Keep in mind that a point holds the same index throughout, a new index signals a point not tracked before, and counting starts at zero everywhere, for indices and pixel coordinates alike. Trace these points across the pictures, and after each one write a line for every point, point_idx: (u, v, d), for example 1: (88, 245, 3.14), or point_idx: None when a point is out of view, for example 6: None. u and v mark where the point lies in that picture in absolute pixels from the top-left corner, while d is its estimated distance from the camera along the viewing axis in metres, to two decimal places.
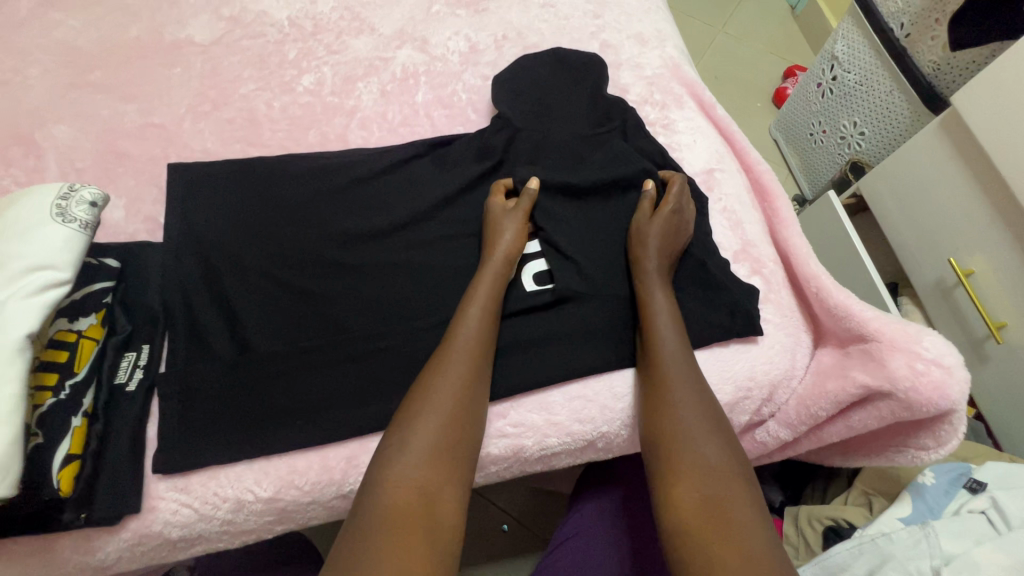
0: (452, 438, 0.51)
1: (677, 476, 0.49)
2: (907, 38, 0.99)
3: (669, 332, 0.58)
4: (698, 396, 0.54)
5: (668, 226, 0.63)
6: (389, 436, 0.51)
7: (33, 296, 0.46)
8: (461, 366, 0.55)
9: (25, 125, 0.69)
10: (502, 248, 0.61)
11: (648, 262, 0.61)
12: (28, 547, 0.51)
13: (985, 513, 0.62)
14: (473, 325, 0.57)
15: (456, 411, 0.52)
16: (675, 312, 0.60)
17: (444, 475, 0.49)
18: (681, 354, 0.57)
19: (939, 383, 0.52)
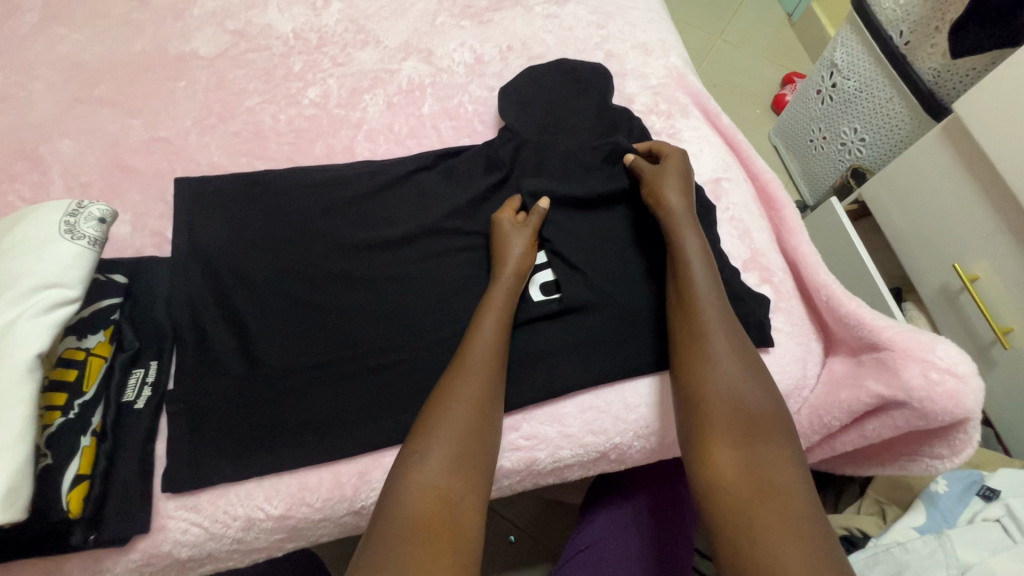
0: (472, 446, 0.51)
1: (713, 429, 0.49)
2: (907, 45, 1.00)
3: (710, 298, 0.57)
4: (736, 350, 0.54)
5: (681, 172, 0.65)
6: (410, 446, 0.51)
7: (41, 316, 0.45)
8: (483, 354, 0.56)
9: (30, 141, 0.69)
10: (513, 262, 0.61)
11: (672, 209, 0.62)
12: (34, 569, 0.50)
13: (1000, 521, 0.61)
14: (489, 334, 0.57)
15: (476, 421, 0.52)
16: (709, 266, 0.59)
17: (463, 485, 0.49)
18: (719, 321, 0.55)
19: (954, 392, 0.52)
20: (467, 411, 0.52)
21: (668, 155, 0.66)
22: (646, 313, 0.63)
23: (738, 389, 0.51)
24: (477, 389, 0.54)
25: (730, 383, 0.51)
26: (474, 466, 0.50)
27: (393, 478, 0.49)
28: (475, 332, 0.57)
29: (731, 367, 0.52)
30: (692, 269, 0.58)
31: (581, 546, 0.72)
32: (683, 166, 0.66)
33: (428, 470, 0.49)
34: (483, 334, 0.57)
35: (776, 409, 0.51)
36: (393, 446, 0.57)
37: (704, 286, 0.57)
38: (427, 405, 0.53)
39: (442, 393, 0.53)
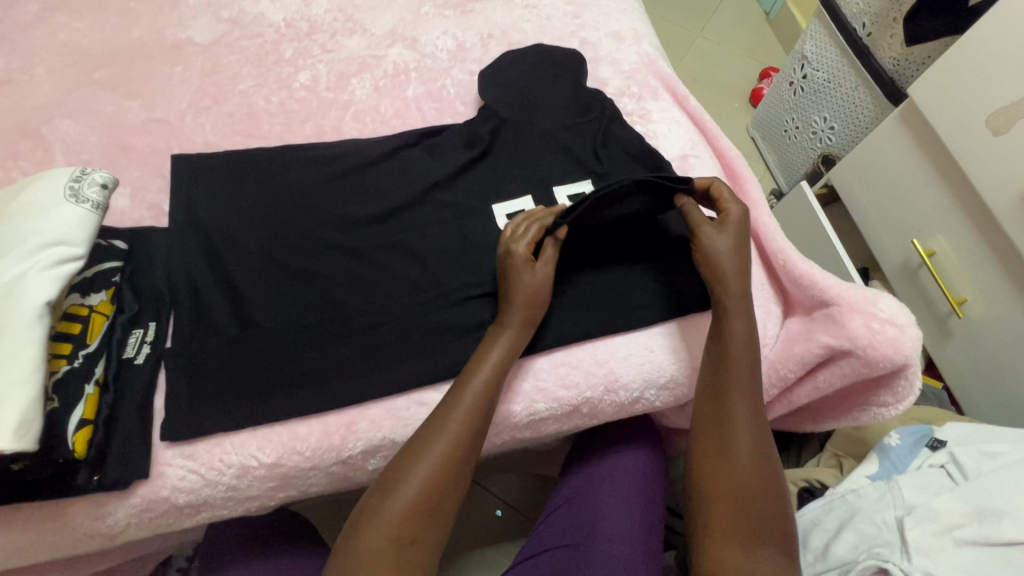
0: (446, 477, 0.53)
1: (718, 522, 0.53)
2: (869, 37, 1.05)
3: (741, 384, 0.58)
4: (755, 445, 0.56)
5: (735, 238, 0.62)
6: (386, 478, 0.52)
7: (49, 269, 0.49)
8: (471, 397, 0.56)
9: (32, 121, 0.73)
10: (524, 295, 0.60)
11: (730, 288, 0.61)
12: (42, 512, 0.54)
13: (945, 467, 0.66)
14: (491, 365, 0.58)
15: (453, 447, 0.53)
16: (751, 353, 0.59)
17: (429, 515, 0.51)
18: (748, 407, 0.57)
19: (893, 340, 0.57)
20: (445, 442, 0.53)
21: (728, 220, 0.63)
22: (616, 278, 0.68)
23: (751, 488, 0.54)
24: (463, 415, 0.55)
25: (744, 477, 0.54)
26: (448, 491, 0.53)
27: (360, 512, 0.51)
28: (479, 367, 0.57)
29: (747, 464, 0.55)
30: (733, 351, 0.59)
31: (558, 503, 0.76)
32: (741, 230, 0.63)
33: (385, 512, 0.50)
34: (488, 362, 0.58)
35: (779, 503, 0.55)
36: (378, 399, 0.61)
37: (741, 375, 0.58)
38: (412, 435, 0.55)
39: (431, 425, 0.55)
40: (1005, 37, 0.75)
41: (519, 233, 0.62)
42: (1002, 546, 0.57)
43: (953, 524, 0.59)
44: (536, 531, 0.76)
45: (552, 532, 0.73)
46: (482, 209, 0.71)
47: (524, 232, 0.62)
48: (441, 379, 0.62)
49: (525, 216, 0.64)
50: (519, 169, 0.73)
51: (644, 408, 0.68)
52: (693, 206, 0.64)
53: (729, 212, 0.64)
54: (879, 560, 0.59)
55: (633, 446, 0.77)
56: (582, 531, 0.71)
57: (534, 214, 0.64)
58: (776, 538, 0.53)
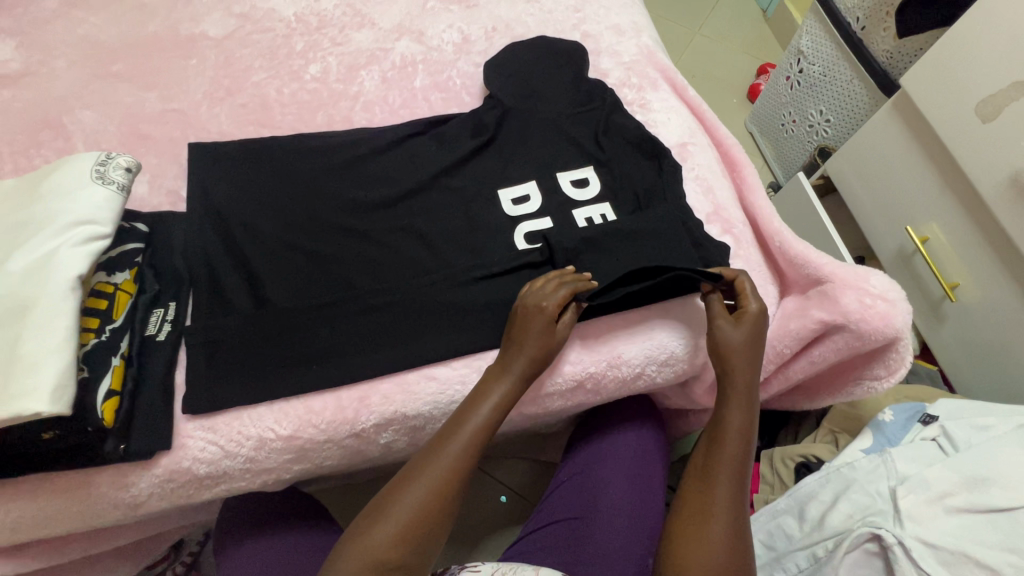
0: (428, 515, 0.52)
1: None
2: (863, 30, 1.08)
3: (734, 429, 0.59)
4: (735, 512, 0.55)
5: (751, 331, 0.62)
6: (377, 504, 0.53)
7: (78, 246, 0.51)
8: (456, 448, 0.55)
9: (54, 111, 0.75)
10: (532, 352, 0.60)
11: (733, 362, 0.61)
12: (69, 481, 0.57)
13: (936, 439, 0.69)
14: (484, 421, 0.57)
15: (438, 488, 0.53)
16: (748, 423, 0.60)
17: (412, 551, 0.50)
18: (737, 454, 0.58)
19: (884, 313, 0.60)
20: (429, 482, 0.53)
21: (746, 314, 0.62)
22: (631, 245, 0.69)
23: (725, 553, 0.53)
24: (449, 461, 0.54)
25: (719, 539, 0.53)
26: (430, 529, 0.52)
27: (351, 534, 0.52)
28: (472, 421, 0.57)
29: (724, 528, 0.54)
30: (728, 418, 0.60)
31: (559, 483, 0.79)
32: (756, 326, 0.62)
33: (377, 533, 0.50)
34: (480, 415, 0.57)
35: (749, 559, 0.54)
36: (390, 374, 0.63)
37: (733, 442, 0.58)
38: (400, 469, 0.55)
39: (418, 462, 0.54)
40: (991, 28, 0.78)
41: (551, 293, 0.62)
42: (990, 512, 0.59)
43: (945, 493, 0.61)
44: (540, 506, 0.78)
45: (551, 511, 0.76)
46: (488, 193, 0.73)
47: (553, 292, 0.62)
48: (451, 353, 0.64)
49: (554, 277, 0.64)
50: (524, 156, 0.76)
51: (644, 385, 0.70)
52: (716, 299, 0.65)
53: (752, 305, 0.63)
54: (873, 527, 0.61)
55: (636, 423, 0.80)
56: (577, 516, 0.73)
57: (563, 278, 0.64)
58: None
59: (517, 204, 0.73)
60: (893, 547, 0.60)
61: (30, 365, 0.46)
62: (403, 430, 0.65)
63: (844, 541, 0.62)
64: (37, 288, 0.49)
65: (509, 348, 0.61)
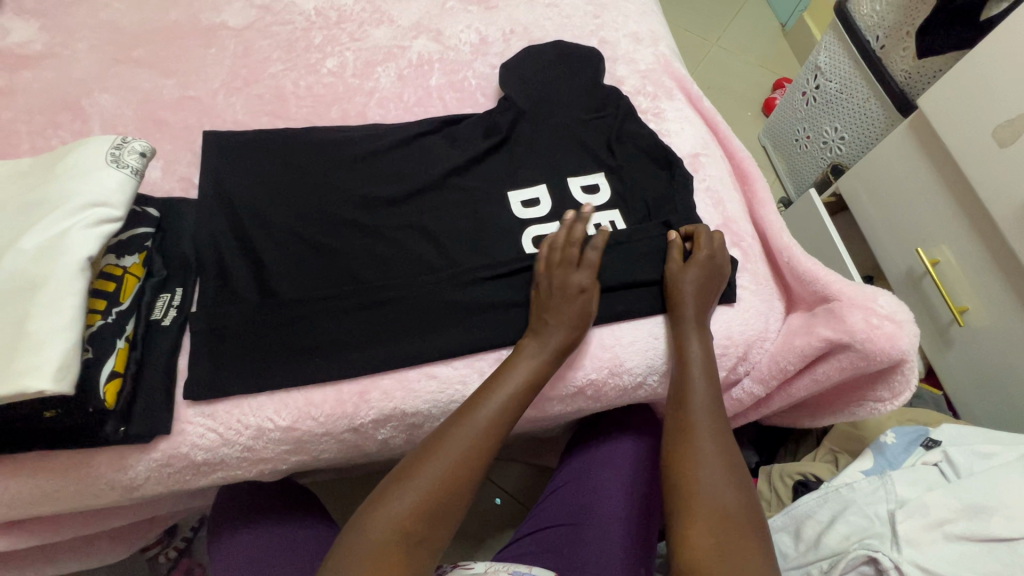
0: (450, 489, 0.51)
1: (694, 517, 0.51)
2: (882, 49, 1.08)
3: (700, 380, 0.60)
4: (723, 457, 0.55)
5: (704, 272, 0.65)
6: (404, 469, 0.52)
7: (91, 229, 0.52)
8: (475, 418, 0.55)
9: (73, 94, 0.77)
10: (558, 326, 0.62)
11: (684, 303, 0.64)
12: (66, 460, 0.57)
13: (938, 465, 0.68)
14: (507, 391, 0.58)
15: (460, 462, 0.53)
16: (711, 373, 0.61)
17: (435, 520, 0.50)
18: (709, 401, 0.59)
19: (891, 335, 0.60)
20: (456, 449, 0.53)
21: (695, 258, 0.66)
22: (648, 254, 0.70)
23: (721, 482, 0.53)
24: (480, 424, 0.55)
25: (714, 473, 0.53)
26: (452, 502, 0.52)
27: (372, 501, 0.50)
28: (486, 395, 0.57)
29: (713, 464, 0.54)
30: (689, 371, 0.61)
31: (558, 486, 0.79)
32: (703, 257, 0.66)
33: (400, 502, 0.49)
34: (497, 390, 0.58)
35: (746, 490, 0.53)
36: (389, 370, 0.63)
37: (702, 397, 0.59)
38: (423, 439, 0.55)
39: (444, 429, 0.55)
40: (1011, 50, 0.77)
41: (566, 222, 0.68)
42: (989, 542, 0.58)
43: (944, 520, 0.61)
44: (534, 509, 0.78)
45: (552, 514, 0.75)
46: (497, 195, 0.73)
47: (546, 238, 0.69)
48: (453, 353, 0.64)
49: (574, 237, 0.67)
50: (536, 159, 0.75)
51: (645, 394, 0.70)
52: (676, 244, 0.68)
53: (703, 242, 0.67)
54: (869, 550, 0.60)
55: (645, 433, 0.79)
56: (577, 520, 0.72)
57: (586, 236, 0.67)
58: (757, 540, 0.49)
59: (526, 207, 0.73)
60: (890, 571, 0.59)
61: (33, 345, 0.46)
62: (401, 427, 0.65)
63: (838, 562, 0.62)
64: (49, 268, 0.49)
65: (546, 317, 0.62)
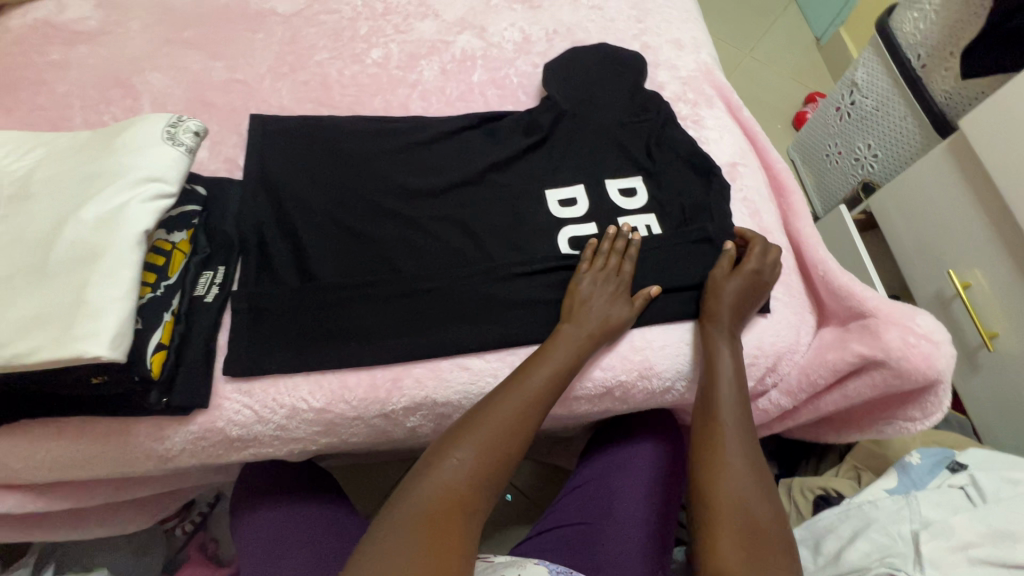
0: (496, 460, 0.52)
1: (721, 527, 0.51)
2: (923, 68, 1.06)
3: (728, 391, 0.60)
4: (753, 470, 0.55)
5: (748, 285, 0.65)
6: (444, 442, 0.52)
7: (147, 203, 0.53)
8: (516, 400, 0.56)
9: (126, 71, 0.79)
10: (587, 325, 0.63)
11: (721, 311, 0.64)
12: (107, 427, 0.59)
13: (964, 488, 0.68)
14: (541, 378, 0.58)
15: (502, 443, 0.53)
16: (740, 382, 0.61)
17: (482, 490, 0.50)
18: (737, 410, 0.59)
19: (927, 354, 0.60)
20: (496, 427, 0.53)
21: (743, 269, 0.66)
22: (683, 260, 0.70)
23: (749, 493, 0.53)
24: (518, 405, 0.55)
25: (743, 482, 0.54)
26: (496, 474, 0.51)
27: (417, 470, 0.50)
28: (523, 380, 0.58)
29: (741, 474, 0.54)
30: (718, 380, 0.61)
31: (575, 486, 0.79)
32: (751, 267, 0.66)
33: (445, 472, 0.49)
34: (536, 378, 0.58)
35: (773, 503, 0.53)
36: (422, 359, 0.64)
37: (730, 408, 0.59)
38: (462, 415, 0.55)
39: (483, 407, 0.55)
40: None
41: (611, 233, 0.69)
42: (1012, 568, 0.58)
43: (969, 543, 0.60)
44: (553, 506, 0.78)
45: (571, 513, 0.75)
46: (535, 193, 0.74)
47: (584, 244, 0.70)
48: (486, 346, 0.65)
49: (615, 250, 0.69)
50: (575, 159, 0.76)
51: (671, 399, 0.70)
52: (729, 252, 0.68)
53: (756, 249, 0.68)
54: (890, 569, 0.60)
55: (667, 435, 0.80)
56: (596, 520, 0.73)
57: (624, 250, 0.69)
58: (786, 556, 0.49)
59: (563, 206, 0.73)
60: None
61: (93, 311, 0.47)
62: (430, 416, 0.65)
63: None
64: (107, 239, 0.50)
65: (577, 316, 0.64)
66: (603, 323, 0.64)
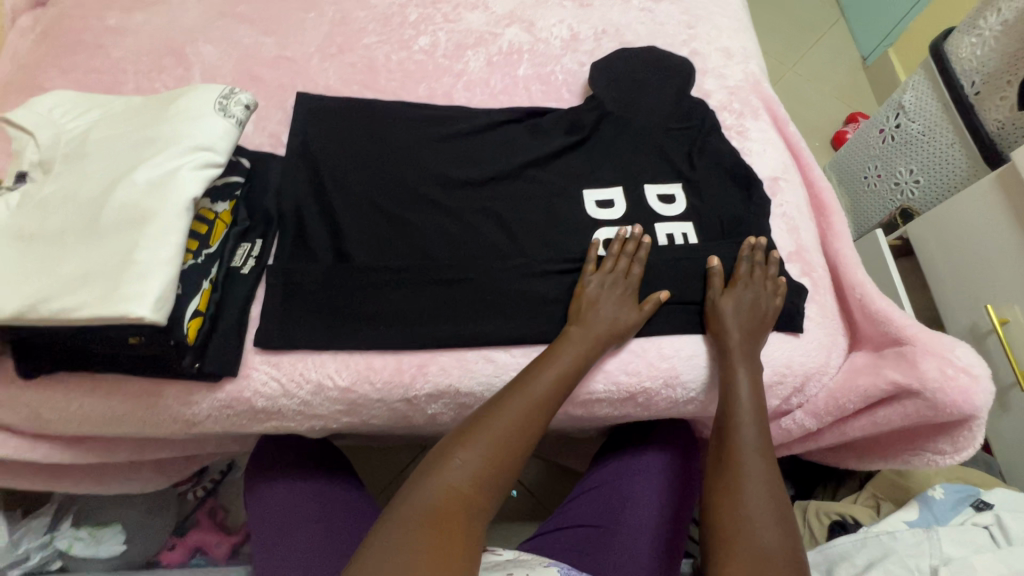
0: (504, 458, 0.52)
1: (735, 550, 0.49)
2: (976, 96, 1.04)
3: (748, 418, 0.59)
4: (770, 498, 0.53)
5: (750, 300, 0.66)
6: (452, 441, 0.52)
7: (196, 172, 0.54)
8: (525, 401, 0.56)
9: (179, 40, 0.80)
10: (597, 328, 0.63)
11: (727, 332, 0.64)
12: (139, 387, 0.60)
13: (988, 528, 0.67)
14: (551, 378, 0.58)
15: (503, 443, 0.52)
16: (759, 407, 0.60)
17: (489, 489, 0.50)
18: (757, 435, 0.58)
19: (964, 388, 0.58)
20: (506, 425, 0.53)
21: (738, 285, 0.66)
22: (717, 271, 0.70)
23: (765, 518, 0.51)
24: (527, 404, 0.56)
25: (758, 507, 0.52)
26: (501, 472, 0.51)
27: (424, 469, 0.50)
28: (534, 377, 0.58)
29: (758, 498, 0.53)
30: (738, 403, 0.60)
31: (587, 488, 0.78)
32: (749, 287, 0.66)
33: (451, 471, 0.49)
34: (545, 378, 0.58)
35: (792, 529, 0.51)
36: (448, 349, 0.65)
37: (750, 434, 0.58)
38: (469, 415, 0.55)
39: (491, 407, 0.55)
40: None
41: (619, 236, 0.68)
42: None
43: None
44: (563, 505, 0.78)
45: (582, 515, 0.75)
46: (573, 192, 0.73)
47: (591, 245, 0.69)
48: (512, 341, 0.65)
49: (621, 251, 0.68)
50: (614, 162, 0.75)
51: (693, 410, 0.70)
52: (719, 272, 0.68)
53: (744, 270, 0.68)
54: None
55: (679, 445, 0.79)
56: (609, 526, 0.72)
57: (629, 251, 0.68)
58: None
59: (600, 207, 0.73)
60: None
61: (139, 273, 0.48)
62: (451, 405, 0.66)
63: None
64: (156, 204, 0.51)
65: (585, 317, 0.64)
66: (614, 326, 0.63)
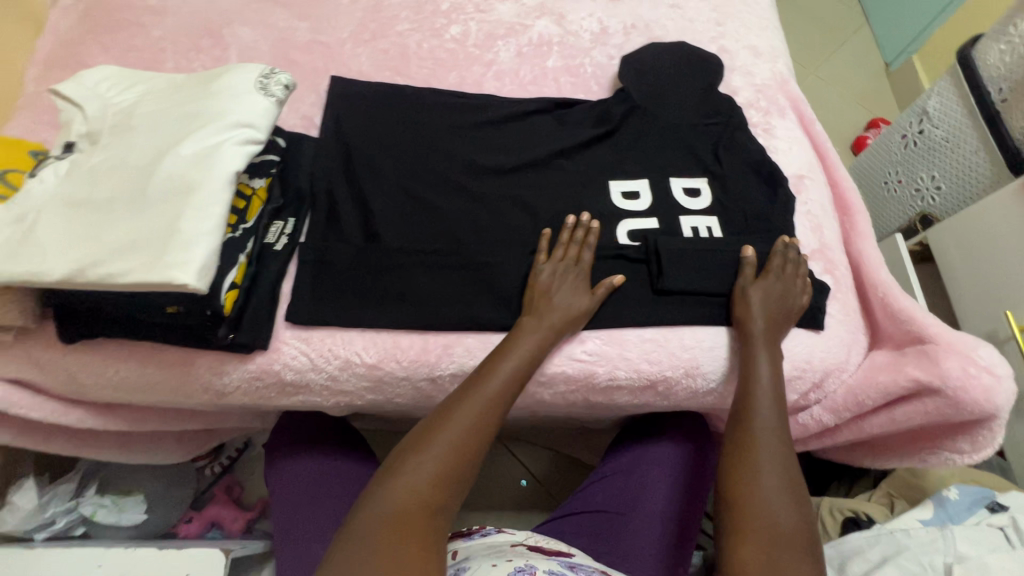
0: (462, 459, 0.51)
1: (748, 526, 0.50)
2: (1003, 102, 1.01)
3: (766, 401, 0.60)
4: (785, 479, 0.54)
5: (781, 289, 0.66)
6: (408, 445, 0.52)
7: (237, 147, 0.55)
8: (480, 400, 0.55)
9: (216, 22, 0.82)
10: (551, 317, 0.63)
11: (754, 321, 0.64)
12: (173, 355, 0.62)
13: (1003, 528, 0.67)
14: (505, 374, 0.58)
15: (457, 445, 0.52)
16: (778, 393, 0.61)
17: (449, 490, 0.50)
18: (775, 419, 0.59)
19: (988, 388, 0.60)
20: (463, 424, 0.53)
21: (768, 276, 0.67)
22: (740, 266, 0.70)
23: (779, 498, 0.52)
24: (483, 403, 0.55)
25: (772, 487, 0.53)
26: (460, 472, 0.51)
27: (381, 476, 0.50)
28: (489, 377, 0.57)
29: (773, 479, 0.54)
30: (757, 387, 0.61)
31: (603, 475, 0.79)
32: (779, 279, 0.67)
33: (407, 475, 0.49)
34: (498, 376, 0.57)
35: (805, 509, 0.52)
36: (473, 330, 0.66)
37: (767, 417, 0.59)
38: (424, 417, 0.55)
39: (443, 410, 0.55)
40: None
41: (568, 223, 0.69)
42: None
43: None
44: (579, 491, 0.79)
45: (598, 501, 0.76)
46: (599, 182, 0.74)
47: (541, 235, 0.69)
48: None
49: (570, 238, 0.68)
50: (641, 154, 0.76)
51: (712, 401, 0.70)
52: (750, 262, 0.68)
53: (775, 262, 0.68)
54: None
55: (695, 435, 0.80)
56: (624, 512, 0.73)
57: (577, 238, 0.68)
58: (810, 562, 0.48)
59: (626, 198, 0.74)
60: None
61: (183, 241, 0.50)
62: None
63: None
64: (201, 175, 0.53)
65: (535, 307, 0.64)
66: (569, 314, 0.64)
